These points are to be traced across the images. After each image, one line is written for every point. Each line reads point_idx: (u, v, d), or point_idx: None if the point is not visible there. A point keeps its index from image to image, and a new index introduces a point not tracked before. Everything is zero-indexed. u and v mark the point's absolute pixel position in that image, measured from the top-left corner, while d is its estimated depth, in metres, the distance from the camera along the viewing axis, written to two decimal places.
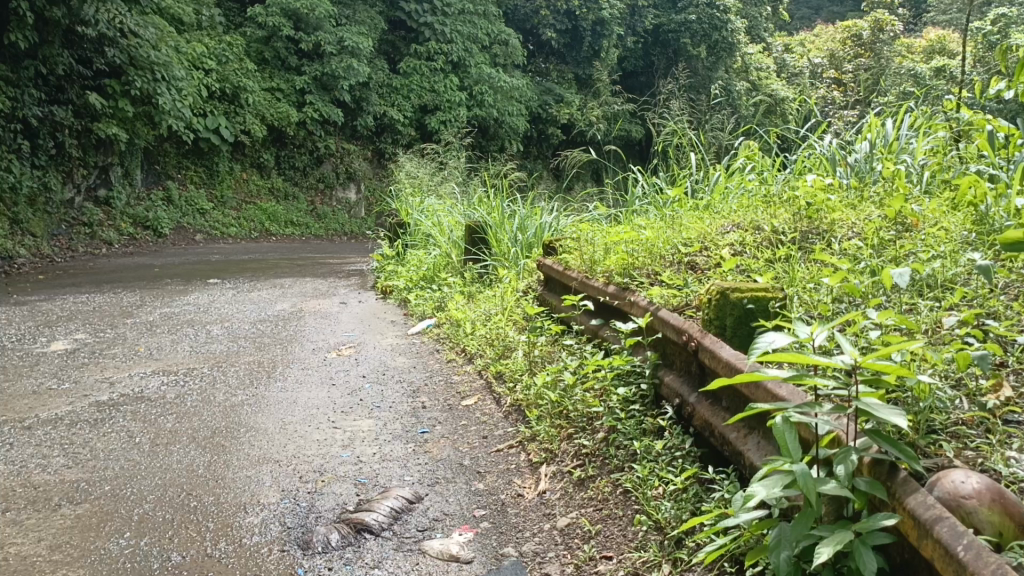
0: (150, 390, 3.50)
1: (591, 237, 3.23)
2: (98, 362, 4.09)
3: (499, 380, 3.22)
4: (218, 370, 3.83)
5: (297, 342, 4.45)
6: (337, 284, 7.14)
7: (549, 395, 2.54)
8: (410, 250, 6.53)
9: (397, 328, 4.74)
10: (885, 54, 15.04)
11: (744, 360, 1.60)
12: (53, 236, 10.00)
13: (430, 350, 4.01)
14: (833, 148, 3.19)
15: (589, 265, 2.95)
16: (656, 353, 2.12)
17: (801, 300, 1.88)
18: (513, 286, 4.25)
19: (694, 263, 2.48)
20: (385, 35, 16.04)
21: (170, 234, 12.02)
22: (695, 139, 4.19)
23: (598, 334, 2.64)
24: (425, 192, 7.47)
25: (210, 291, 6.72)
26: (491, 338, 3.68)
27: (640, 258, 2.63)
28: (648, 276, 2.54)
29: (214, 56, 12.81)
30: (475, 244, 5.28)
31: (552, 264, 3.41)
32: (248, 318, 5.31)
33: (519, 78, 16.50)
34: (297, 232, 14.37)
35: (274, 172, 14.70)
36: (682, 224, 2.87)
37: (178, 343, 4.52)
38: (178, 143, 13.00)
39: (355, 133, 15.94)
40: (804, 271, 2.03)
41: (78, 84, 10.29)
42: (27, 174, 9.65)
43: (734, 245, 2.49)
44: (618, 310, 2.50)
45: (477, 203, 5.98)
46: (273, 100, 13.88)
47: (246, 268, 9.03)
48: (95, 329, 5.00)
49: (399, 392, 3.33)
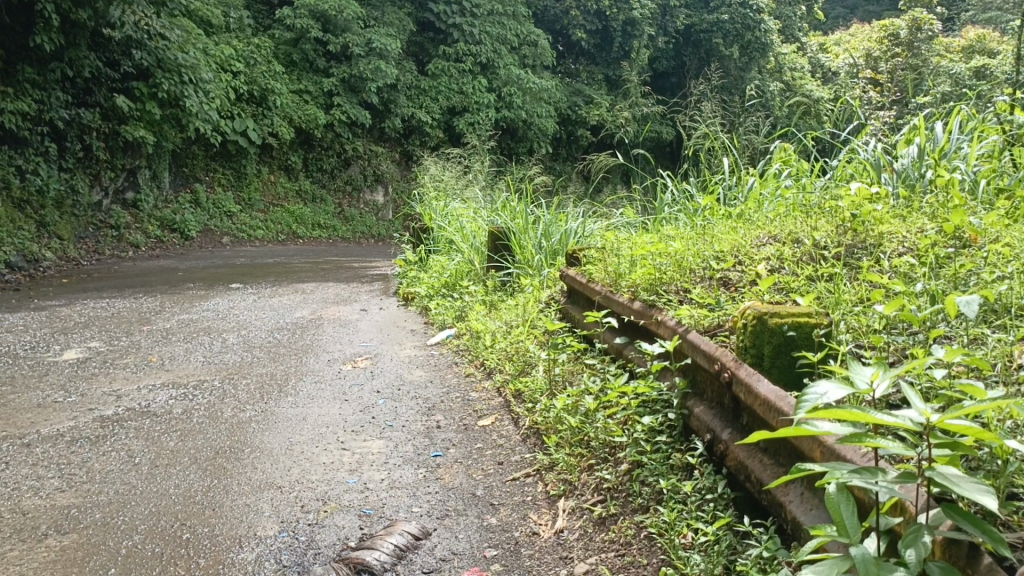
0: (156, 405, 3.38)
1: (617, 248, 3.04)
2: (107, 372, 3.99)
3: (518, 399, 3.04)
4: (228, 383, 3.70)
5: (312, 352, 4.31)
6: (359, 289, 7.01)
7: (568, 420, 2.35)
8: (433, 255, 6.39)
9: (416, 337, 4.59)
10: (923, 53, 14.65)
11: (787, 398, 1.42)
12: (80, 239, 9.99)
13: (448, 362, 3.85)
14: (878, 153, 2.98)
15: (614, 278, 2.76)
16: (684, 381, 1.93)
17: (848, 325, 1.69)
18: (535, 296, 4.08)
19: (726, 279, 2.29)
20: (413, 37, 15.95)
21: (197, 237, 11.99)
22: (728, 143, 3.99)
23: (622, 355, 2.45)
24: (450, 195, 7.32)
25: (230, 296, 6.62)
26: (512, 353, 3.51)
27: (668, 272, 2.44)
28: (677, 292, 2.35)
29: (242, 58, 12.78)
30: (499, 251, 5.13)
31: (575, 276, 3.22)
32: (265, 326, 5.20)
33: (548, 79, 16.35)
34: (324, 235, 14.32)
35: (301, 175, 14.66)
36: (713, 235, 2.68)
37: (192, 352, 4.41)
38: (206, 145, 12.93)
39: (383, 135, 15.87)
40: (851, 292, 1.84)
41: (106, 86, 10.31)
42: (55, 178, 9.73)
43: (771, 260, 2.30)
44: (643, 330, 2.31)
45: (502, 207, 5.82)
46: (301, 102, 13.84)
47: (270, 271, 8.96)
48: (110, 337, 4.92)
49: (413, 409, 3.17)
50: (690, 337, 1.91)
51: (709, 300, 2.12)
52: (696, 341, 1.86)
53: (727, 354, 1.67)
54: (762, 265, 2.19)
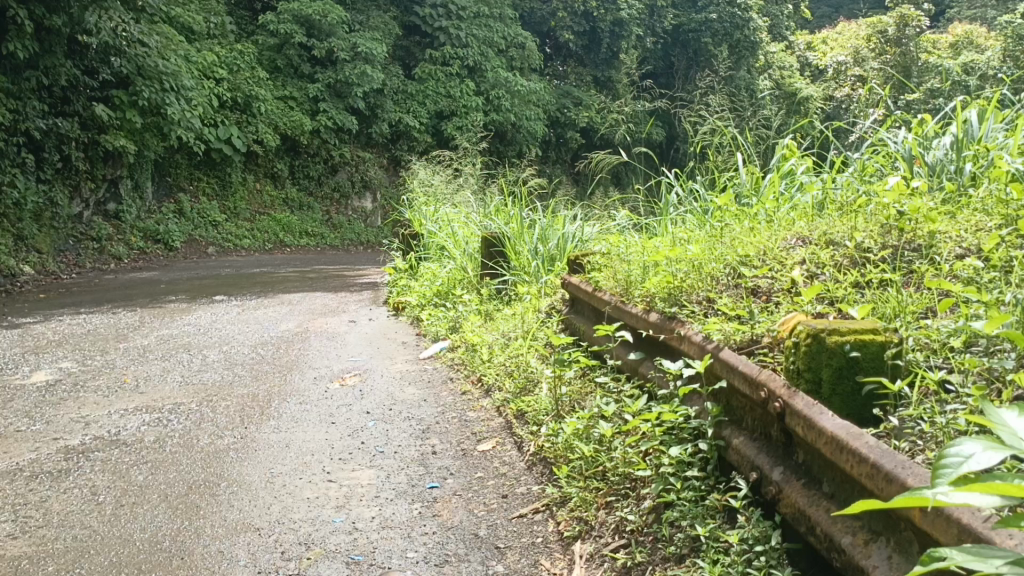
0: (126, 432, 3.10)
1: (625, 253, 2.80)
2: (77, 396, 3.71)
3: (521, 419, 2.78)
4: (207, 405, 3.43)
5: (298, 369, 4.06)
6: (347, 299, 6.75)
7: (581, 448, 2.09)
8: (423, 262, 6.13)
9: (408, 351, 4.32)
10: (912, 49, 14.44)
11: (862, 436, 1.17)
12: (59, 252, 9.67)
13: (443, 378, 3.59)
14: (909, 143, 2.75)
15: (625, 285, 2.51)
16: (717, 407, 1.68)
17: (918, 341, 1.48)
18: (534, 305, 3.82)
19: (755, 288, 2.05)
20: (399, 41, 15.71)
21: (182, 248, 11.68)
22: (739, 140, 3.76)
23: (637, 373, 2.20)
24: (441, 200, 7.09)
25: (213, 310, 6.35)
26: (511, 368, 3.25)
27: (689, 280, 2.20)
28: (697, 303, 2.12)
29: (225, 65, 12.51)
30: (493, 257, 4.83)
31: (578, 284, 2.98)
32: (248, 341, 4.92)
33: (535, 82, 16.16)
34: (312, 243, 14.03)
35: (288, 182, 14.38)
36: (730, 238, 2.45)
37: (169, 371, 4.13)
38: (189, 154, 12.64)
39: (370, 141, 15.63)
40: (912, 302, 1.62)
41: (84, 95, 10.03)
42: (32, 190, 9.41)
43: (805, 263, 2.06)
44: (664, 346, 2.06)
45: (495, 211, 5.56)
46: (286, 108, 13.55)
47: (256, 282, 8.68)
48: (83, 356, 4.63)
49: (406, 433, 2.91)
50: (723, 356, 1.67)
51: (739, 310, 1.88)
52: (731, 361, 1.62)
53: (776, 378, 1.43)
54: (798, 271, 1.96)
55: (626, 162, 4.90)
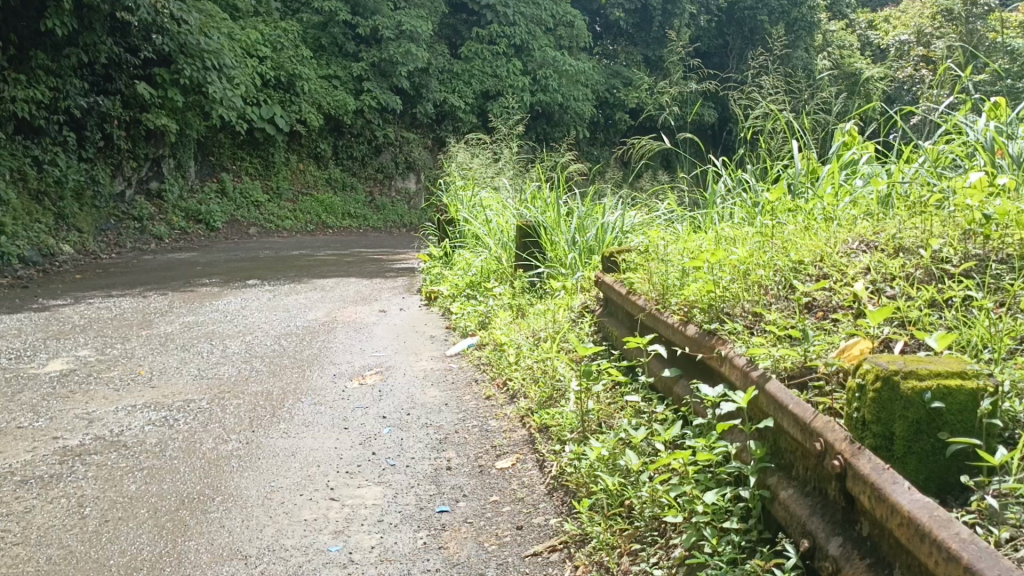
0: (127, 433, 2.93)
1: (664, 252, 2.53)
2: (88, 389, 3.55)
3: (545, 433, 2.54)
4: (218, 404, 3.25)
5: (318, 364, 3.86)
6: (381, 285, 6.56)
7: (604, 480, 1.83)
8: (458, 250, 5.90)
9: (434, 346, 4.11)
10: (979, 28, 13.79)
11: (949, 523, 0.92)
12: (101, 231, 9.54)
13: (468, 379, 3.37)
14: (991, 133, 2.40)
15: (661, 291, 2.24)
16: (762, 447, 1.42)
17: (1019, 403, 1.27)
18: (567, 304, 3.58)
19: (812, 303, 1.77)
20: (445, 19, 15.46)
21: (224, 228, 11.55)
22: (795, 126, 3.43)
23: (672, 394, 1.94)
24: (479, 184, 6.88)
25: (245, 295, 6.20)
26: (537, 375, 2.99)
27: (734, 288, 1.93)
28: (741, 316, 1.85)
29: (269, 43, 12.40)
30: (527, 248, 4.60)
31: (612, 285, 2.72)
32: (273, 331, 4.74)
33: (584, 61, 15.82)
34: (355, 224, 13.88)
35: (331, 162, 14.25)
36: (781, 238, 2.17)
37: (186, 363, 3.97)
38: (232, 133, 12.57)
39: (415, 121, 15.45)
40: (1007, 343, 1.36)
41: (126, 73, 9.97)
42: (73, 168, 9.35)
43: (870, 273, 1.78)
44: (702, 365, 1.79)
45: (531, 198, 5.31)
46: (330, 87, 13.40)
47: (294, 265, 8.55)
48: (104, 344, 4.50)
49: (422, 443, 2.68)
50: (770, 389, 1.40)
51: (790, 331, 1.61)
52: (779, 397, 1.36)
53: (837, 426, 1.17)
54: (863, 284, 1.67)
55: (671, 149, 4.59)
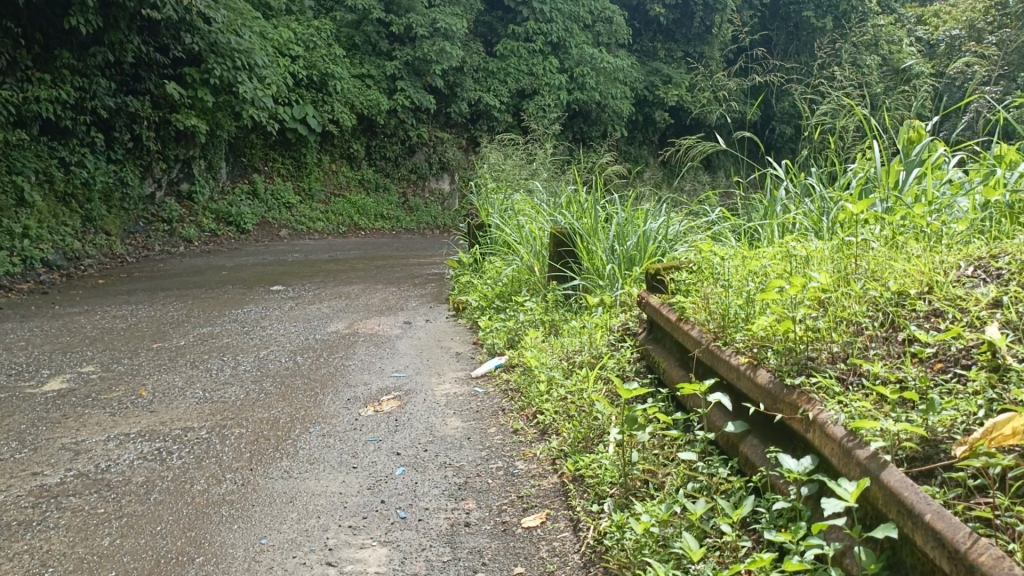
0: (113, 470, 2.62)
1: (721, 274, 2.18)
2: (82, 414, 3.25)
3: (580, 484, 2.17)
4: (218, 435, 2.93)
5: (334, 385, 3.54)
6: (409, 293, 6.23)
7: (655, 568, 1.46)
8: (489, 258, 5.55)
9: (459, 366, 3.77)
10: None
11: None
12: (129, 233, 9.33)
13: (493, 408, 3.02)
14: None
15: (721, 322, 1.88)
16: (880, 561, 1.06)
17: None
18: (604, 324, 3.21)
19: (923, 350, 1.41)
20: (481, 17, 15.11)
21: (254, 230, 11.32)
22: (871, 124, 3.03)
23: (739, 455, 1.57)
24: (512, 188, 6.54)
25: (266, 303, 5.91)
26: (571, 410, 2.63)
27: (819, 326, 1.56)
28: (833, 359, 1.49)
29: (301, 42, 12.16)
30: (561, 257, 4.20)
31: (659, 309, 2.35)
32: (290, 345, 4.43)
33: (622, 59, 15.39)
34: (387, 226, 13.60)
35: (364, 163, 14.00)
36: (869, 257, 1.80)
37: (193, 383, 3.67)
38: (264, 134, 12.35)
39: (449, 121, 15.15)
40: None
41: (155, 72, 9.78)
42: (101, 170, 9.15)
43: (1001, 312, 1.41)
44: (781, 427, 1.43)
45: (567, 203, 4.94)
46: (363, 87, 13.15)
47: (321, 270, 8.26)
48: (111, 360, 4.21)
49: (438, 489, 2.33)
50: (892, 483, 1.05)
51: (906, 394, 1.25)
52: (907, 500, 1.01)
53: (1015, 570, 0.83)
54: (999, 330, 1.31)
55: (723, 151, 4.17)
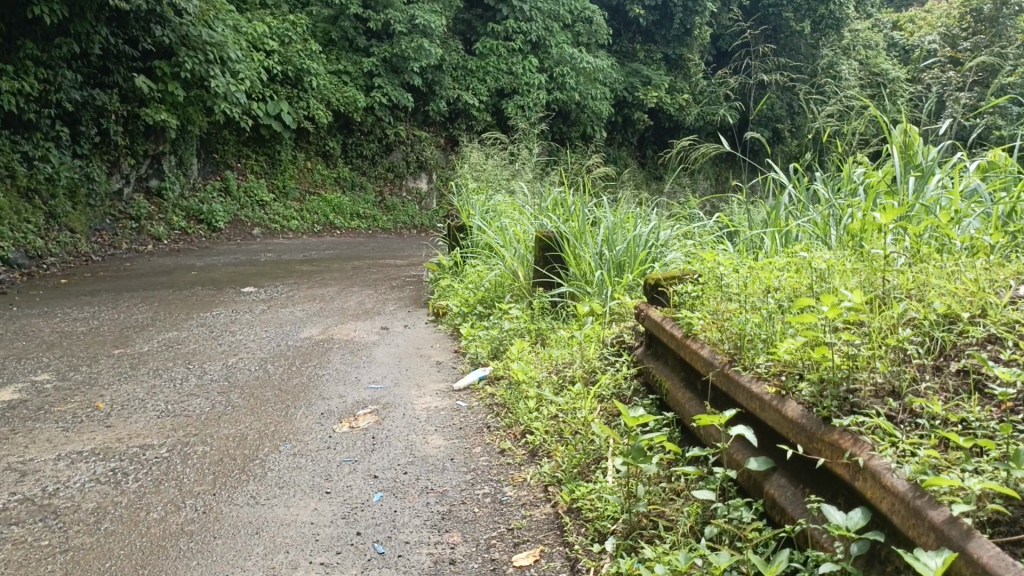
0: (61, 495, 2.39)
1: (734, 287, 2.00)
2: (32, 428, 3.01)
3: (577, 517, 1.98)
4: (180, 453, 2.70)
5: (307, 398, 3.32)
6: (386, 296, 6.01)
7: None
8: (469, 261, 5.36)
9: (439, 376, 3.58)
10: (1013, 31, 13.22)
11: None
12: (95, 231, 9.02)
13: (479, 426, 2.82)
14: None
15: (736, 343, 1.71)
16: None
17: None
18: (597, 336, 3.03)
19: (989, 385, 1.25)
20: (460, 14, 14.90)
21: (226, 229, 11.03)
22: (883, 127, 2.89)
23: (765, 497, 1.39)
24: (493, 189, 6.35)
25: (237, 306, 5.66)
26: (565, 432, 2.44)
27: (860, 353, 1.38)
28: (879, 393, 1.31)
29: (276, 37, 11.85)
30: (548, 263, 4.01)
31: (663, 324, 2.17)
32: (261, 352, 4.20)
33: (603, 59, 15.23)
34: (363, 226, 13.36)
35: (340, 161, 13.73)
36: (905, 271, 1.64)
37: (156, 394, 3.44)
38: (238, 130, 12.04)
39: (427, 119, 14.94)
40: None
41: (124, 65, 9.50)
42: (66, 165, 8.82)
43: None
44: (820, 470, 1.26)
45: (552, 206, 4.76)
46: (339, 84, 12.89)
47: (295, 270, 8.02)
48: (68, 367, 3.96)
49: (420, 519, 2.12)
50: (983, 558, 0.87)
51: (982, 441, 1.07)
52: None
53: None
54: None
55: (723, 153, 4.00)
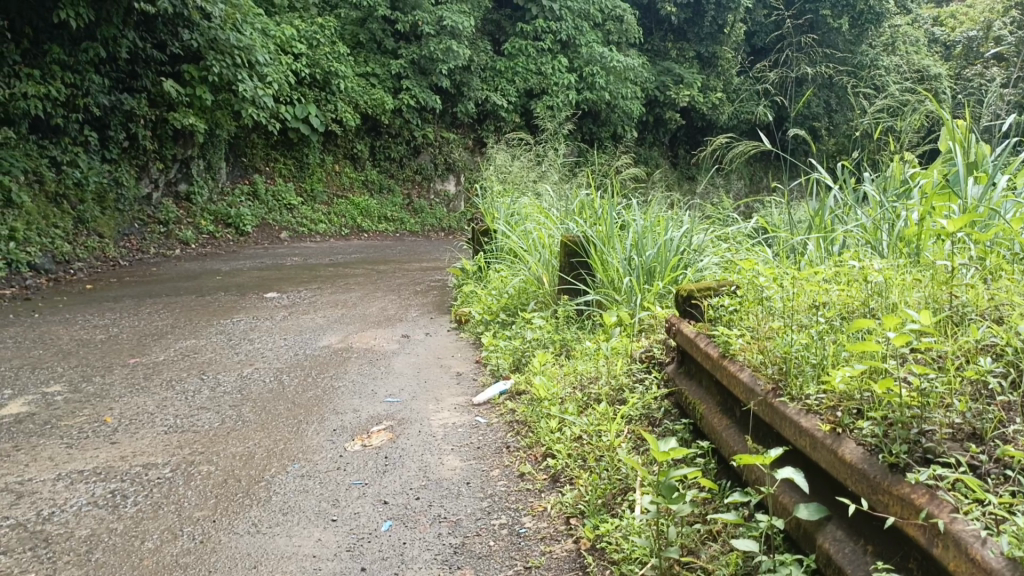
0: (55, 521, 2.25)
1: (776, 302, 1.84)
2: (36, 445, 2.88)
3: (601, 557, 1.81)
4: (184, 474, 2.56)
5: (320, 412, 3.17)
6: (410, 302, 5.86)
7: None
8: (494, 266, 5.20)
9: (460, 389, 3.41)
10: None
11: None
12: (123, 235, 8.98)
13: (498, 446, 2.65)
14: None
15: (783, 367, 1.55)
16: None
17: None
18: (624, 350, 2.84)
19: None
20: (489, 15, 14.75)
21: (254, 233, 10.97)
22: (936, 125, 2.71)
23: (818, 551, 1.26)
24: (520, 192, 6.19)
25: (257, 313, 5.53)
26: (589, 458, 2.26)
27: (934, 387, 1.25)
28: (957, 437, 1.19)
29: (304, 40, 11.78)
30: (574, 269, 3.84)
31: (696, 340, 2.00)
32: (278, 362, 4.06)
33: (634, 58, 14.98)
34: (391, 228, 13.26)
35: (368, 164, 13.63)
36: (979, 286, 1.49)
37: (167, 407, 3.31)
38: (265, 133, 11.99)
39: (455, 121, 14.82)
40: None
41: (153, 69, 9.46)
42: (94, 169, 8.78)
43: None
44: (887, 528, 1.13)
45: (579, 209, 4.58)
46: (367, 86, 12.81)
47: (320, 275, 7.90)
48: (80, 378, 3.84)
49: (430, 553, 1.95)
50: None
51: None
52: None
53: None
54: None
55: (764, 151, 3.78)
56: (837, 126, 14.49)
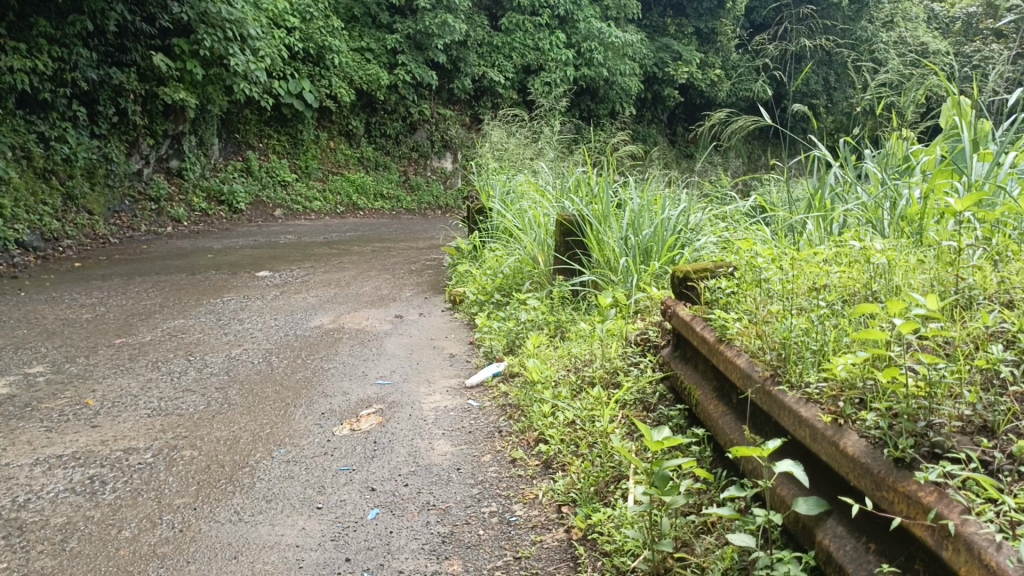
0: (30, 508, 2.18)
1: (777, 283, 1.76)
2: (15, 429, 2.81)
3: (593, 549, 1.74)
4: (165, 459, 2.49)
5: (308, 395, 3.09)
6: (404, 282, 5.78)
7: None
8: (489, 245, 5.11)
9: (452, 371, 3.33)
10: None
11: None
12: (114, 212, 8.87)
13: (490, 430, 2.58)
14: None
15: (782, 351, 1.48)
16: None
17: None
18: (620, 332, 2.77)
19: None
20: None
21: (247, 210, 10.86)
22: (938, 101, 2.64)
23: (817, 548, 1.19)
24: (515, 169, 6.10)
25: (247, 292, 5.44)
26: (583, 445, 2.19)
27: (942, 377, 1.19)
28: (966, 430, 1.12)
29: (297, 13, 11.60)
30: (570, 248, 3.75)
31: (693, 323, 1.92)
32: (267, 342, 3.98)
33: (632, 33, 14.81)
34: (387, 206, 13.14)
35: (363, 141, 13.50)
36: (987, 269, 1.43)
37: (151, 389, 3.23)
38: (258, 109, 11.83)
39: (452, 97, 14.68)
40: None
41: (143, 43, 9.31)
42: (83, 145, 8.65)
43: None
44: (892, 528, 1.06)
45: (575, 187, 4.48)
46: (362, 61, 12.67)
47: (314, 253, 7.81)
48: (65, 359, 3.76)
49: (417, 543, 1.88)
50: None
51: None
52: None
53: None
54: None
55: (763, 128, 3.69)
56: (836, 103, 14.37)
